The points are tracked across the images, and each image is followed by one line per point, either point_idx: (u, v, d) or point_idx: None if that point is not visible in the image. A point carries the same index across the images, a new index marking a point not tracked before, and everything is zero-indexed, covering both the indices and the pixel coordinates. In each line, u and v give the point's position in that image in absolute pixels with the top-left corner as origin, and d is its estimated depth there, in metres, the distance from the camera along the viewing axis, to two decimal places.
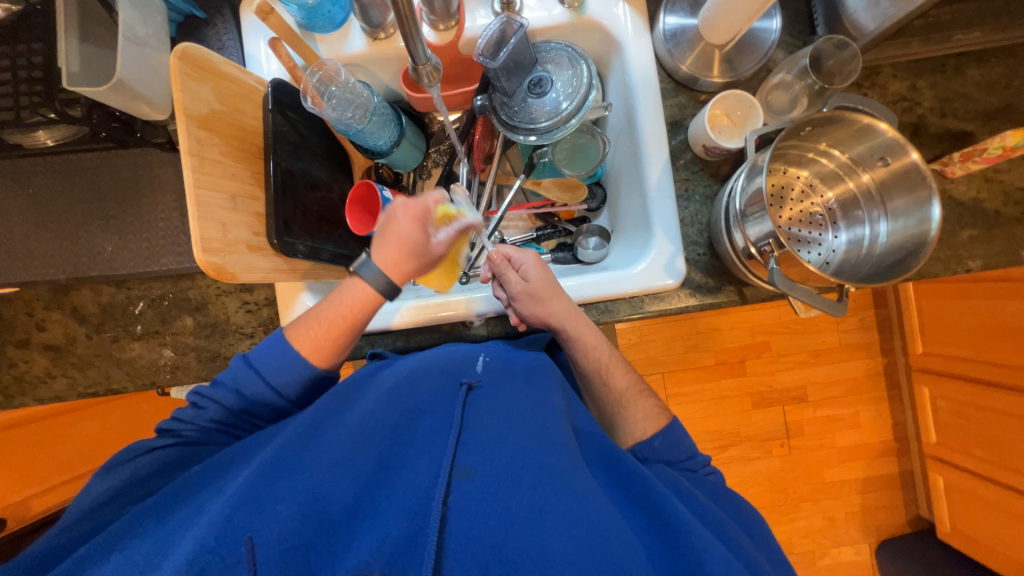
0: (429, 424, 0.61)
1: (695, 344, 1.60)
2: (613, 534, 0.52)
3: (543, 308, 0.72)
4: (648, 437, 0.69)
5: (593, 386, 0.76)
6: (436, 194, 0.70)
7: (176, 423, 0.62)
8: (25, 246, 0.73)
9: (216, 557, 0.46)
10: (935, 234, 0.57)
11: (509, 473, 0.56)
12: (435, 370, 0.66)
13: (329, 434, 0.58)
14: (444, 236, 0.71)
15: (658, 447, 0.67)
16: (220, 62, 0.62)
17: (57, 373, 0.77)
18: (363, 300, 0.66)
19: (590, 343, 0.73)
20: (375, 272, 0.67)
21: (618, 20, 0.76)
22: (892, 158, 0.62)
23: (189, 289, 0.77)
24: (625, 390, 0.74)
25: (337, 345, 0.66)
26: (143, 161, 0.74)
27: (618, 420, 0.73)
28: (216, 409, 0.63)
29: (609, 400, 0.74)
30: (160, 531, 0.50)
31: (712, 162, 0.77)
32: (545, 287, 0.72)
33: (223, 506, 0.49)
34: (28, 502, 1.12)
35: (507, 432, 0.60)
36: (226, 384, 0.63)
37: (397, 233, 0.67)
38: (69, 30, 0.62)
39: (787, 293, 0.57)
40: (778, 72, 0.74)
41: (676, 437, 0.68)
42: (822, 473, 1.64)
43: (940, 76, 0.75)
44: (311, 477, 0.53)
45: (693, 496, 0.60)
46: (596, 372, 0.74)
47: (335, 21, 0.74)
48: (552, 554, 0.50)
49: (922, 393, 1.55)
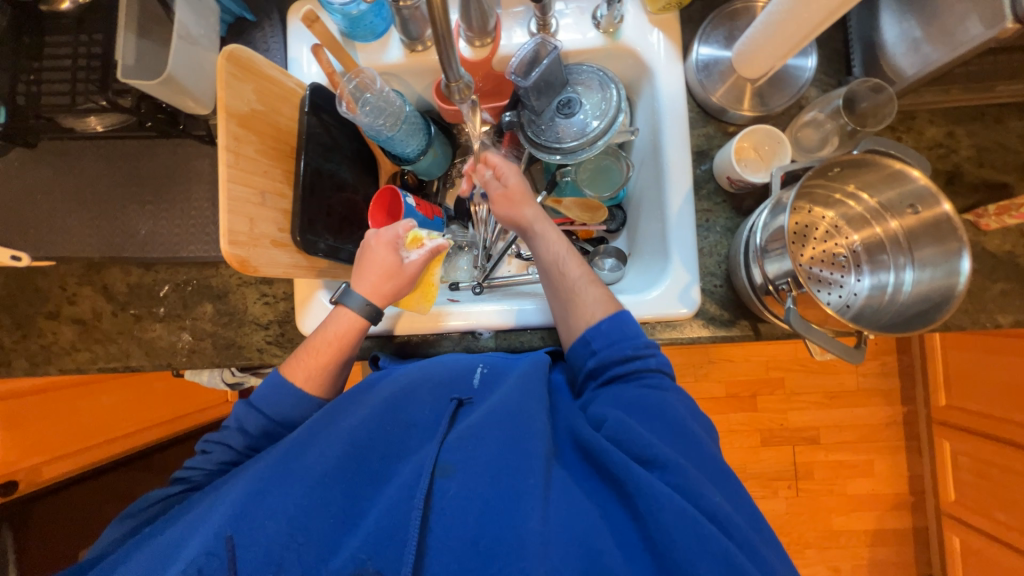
0: (417, 434, 0.62)
1: (705, 373, 1.57)
2: (578, 515, 0.52)
3: (512, 208, 0.73)
4: (596, 321, 0.66)
5: (549, 280, 0.72)
6: (405, 220, 0.75)
7: (188, 471, 0.67)
8: (65, 224, 0.77)
9: (211, 557, 0.51)
10: (963, 289, 0.55)
11: (488, 473, 0.55)
12: (430, 380, 0.66)
13: (319, 437, 0.60)
14: (417, 255, 0.73)
15: (605, 329, 0.65)
16: (263, 64, 0.65)
17: (82, 346, 0.80)
18: (347, 326, 0.70)
19: (550, 235, 0.73)
20: (355, 299, 0.70)
21: (652, 47, 0.76)
22: (922, 207, 0.61)
23: (213, 278, 0.80)
24: (578, 277, 0.69)
25: (329, 377, 0.69)
26: (183, 151, 0.78)
27: (569, 307, 0.69)
28: (222, 450, 0.66)
29: (559, 289, 0.70)
30: (160, 546, 0.55)
31: (736, 194, 0.76)
32: (520, 189, 0.74)
33: (219, 520, 0.53)
34: (40, 467, 1.10)
35: (481, 424, 0.59)
36: (230, 424, 0.67)
37: (372, 260, 0.71)
38: (128, 26, 0.66)
39: (804, 335, 0.56)
40: (811, 110, 0.74)
41: (624, 320, 0.65)
42: (829, 520, 1.58)
43: (978, 125, 0.73)
44: (300, 484, 0.55)
45: (631, 429, 0.56)
46: (552, 262, 0.71)
47: (376, 31, 0.77)
48: (525, 537, 0.49)
49: (942, 447, 1.48)
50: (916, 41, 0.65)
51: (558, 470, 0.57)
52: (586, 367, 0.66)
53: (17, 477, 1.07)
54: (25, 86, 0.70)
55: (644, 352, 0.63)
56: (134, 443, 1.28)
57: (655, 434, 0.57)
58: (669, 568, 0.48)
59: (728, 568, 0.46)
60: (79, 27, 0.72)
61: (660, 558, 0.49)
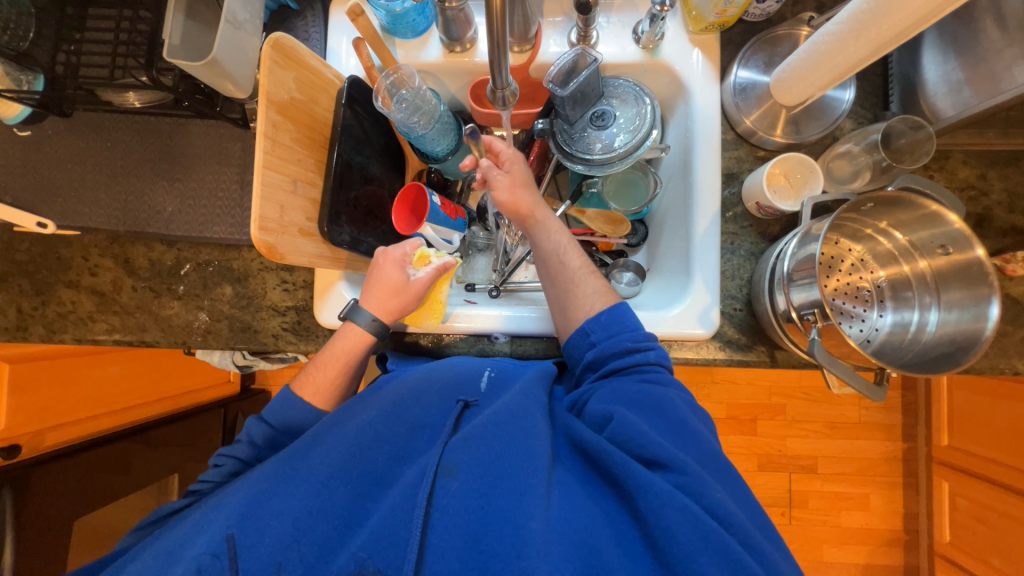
0: (427, 437, 0.62)
1: (707, 394, 1.57)
2: (579, 517, 0.51)
3: (516, 197, 0.72)
4: (596, 313, 0.67)
5: (547, 270, 0.72)
6: (414, 240, 0.75)
7: (201, 486, 0.66)
8: (93, 194, 0.77)
9: (213, 559, 0.50)
10: (990, 335, 0.55)
11: (492, 473, 0.55)
12: (435, 383, 0.67)
13: (325, 437, 0.61)
14: (422, 274, 0.73)
15: (605, 321, 0.66)
16: (306, 54, 0.66)
17: (99, 318, 0.81)
18: (353, 340, 0.71)
19: (552, 225, 0.73)
20: (364, 316, 0.70)
21: (692, 67, 0.77)
22: (954, 249, 0.61)
23: (234, 260, 0.80)
24: (578, 268, 0.71)
25: (337, 388, 0.71)
26: (216, 132, 0.79)
27: (568, 296, 0.69)
28: (232, 462, 0.66)
29: (559, 278, 0.71)
30: (165, 549, 0.54)
31: (762, 220, 0.76)
32: (523, 179, 0.73)
33: (227, 520, 0.54)
34: (44, 433, 1.08)
35: (479, 428, 0.59)
36: (241, 438, 0.68)
37: (379, 277, 0.72)
38: (176, 6, 0.67)
39: (825, 366, 0.55)
40: (845, 142, 0.74)
41: (622, 313, 0.66)
42: (820, 551, 1.58)
43: (1012, 169, 0.73)
44: (305, 484, 0.56)
45: (631, 421, 0.56)
46: (552, 253, 0.72)
47: (417, 29, 0.78)
48: (527, 535, 0.49)
49: (940, 487, 1.46)
50: (959, 83, 0.66)
51: (559, 471, 0.57)
52: (585, 359, 0.67)
53: (19, 441, 1.03)
54: (64, 56, 0.71)
55: (643, 345, 0.64)
56: (138, 417, 1.29)
57: (654, 428, 0.57)
58: (669, 563, 0.47)
59: (729, 563, 0.45)
60: (122, 1, 0.72)
61: (660, 555, 0.48)
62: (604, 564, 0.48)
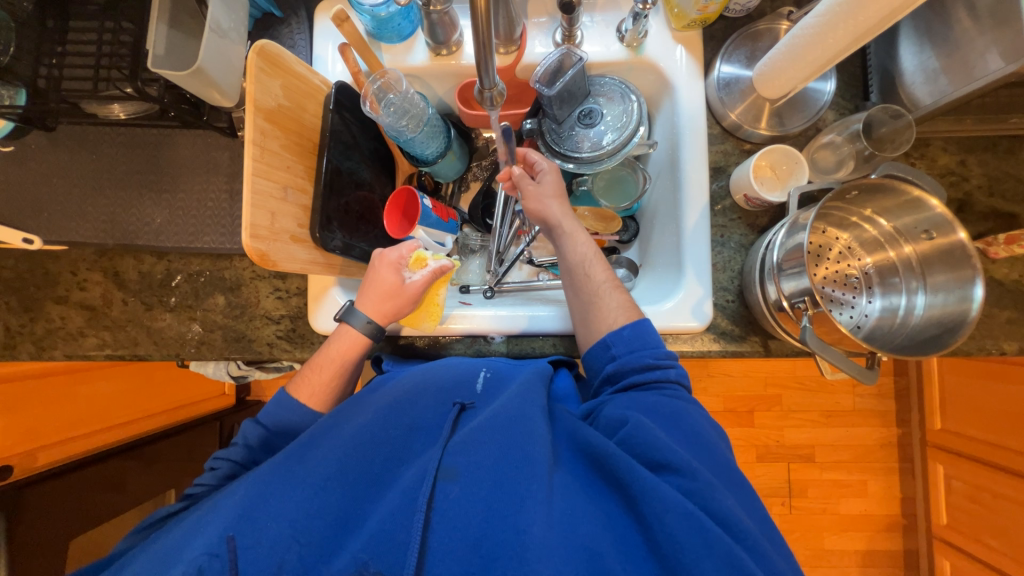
0: (424, 442, 0.62)
1: (703, 387, 1.58)
2: (581, 520, 0.52)
3: (543, 207, 0.74)
4: (619, 326, 0.67)
5: (572, 280, 0.73)
6: (411, 242, 0.76)
7: (196, 489, 0.65)
8: (79, 208, 0.76)
9: (213, 558, 0.50)
10: (976, 316, 0.56)
11: (494, 477, 0.55)
12: (431, 387, 0.66)
13: (322, 442, 0.60)
14: (420, 276, 0.73)
15: (627, 336, 0.66)
16: (292, 60, 0.66)
17: (89, 332, 0.80)
18: (350, 343, 0.70)
19: (578, 237, 0.74)
20: (360, 319, 0.70)
21: (676, 64, 0.78)
22: (937, 233, 0.62)
23: (225, 270, 0.80)
24: (603, 281, 0.71)
25: (334, 391, 0.71)
26: (203, 142, 0.78)
27: (591, 307, 0.70)
28: (229, 465, 0.66)
29: (582, 289, 0.71)
30: (163, 549, 0.54)
31: (751, 212, 0.77)
32: (554, 188, 0.75)
33: (226, 520, 0.53)
34: (35, 454, 1.06)
35: (479, 431, 0.59)
36: (239, 442, 0.68)
37: (374, 280, 0.72)
38: (159, 17, 0.66)
39: (818, 353, 0.56)
40: (828, 132, 0.75)
41: (644, 329, 0.67)
42: (821, 539, 1.59)
43: (990, 155, 0.75)
44: (302, 489, 0.55)
45: (644, 428, 0.56)
46: (578, 264, 0.72)
47: (402, 33, 0.78)
48: (528, 540, 0.49)
49: (935, 471, 1.49)
50: (934, 71, 0.67)
51: (561, 473, 0.57)
52: (605, 371, 0.67)
53: (11, 462, 1.01)
54: (46, 69, 0.70)
55: (664, 361, 0.64)
56: (130, 433, 1.27)
57: (670, 437, 0.57)
58: (670, 565, 0.48)
59: (730, 566, 0.46)
60: (104, 13, 0.71)
61: (663, 559, 0.49)
62: (606, 567, 0.48)
